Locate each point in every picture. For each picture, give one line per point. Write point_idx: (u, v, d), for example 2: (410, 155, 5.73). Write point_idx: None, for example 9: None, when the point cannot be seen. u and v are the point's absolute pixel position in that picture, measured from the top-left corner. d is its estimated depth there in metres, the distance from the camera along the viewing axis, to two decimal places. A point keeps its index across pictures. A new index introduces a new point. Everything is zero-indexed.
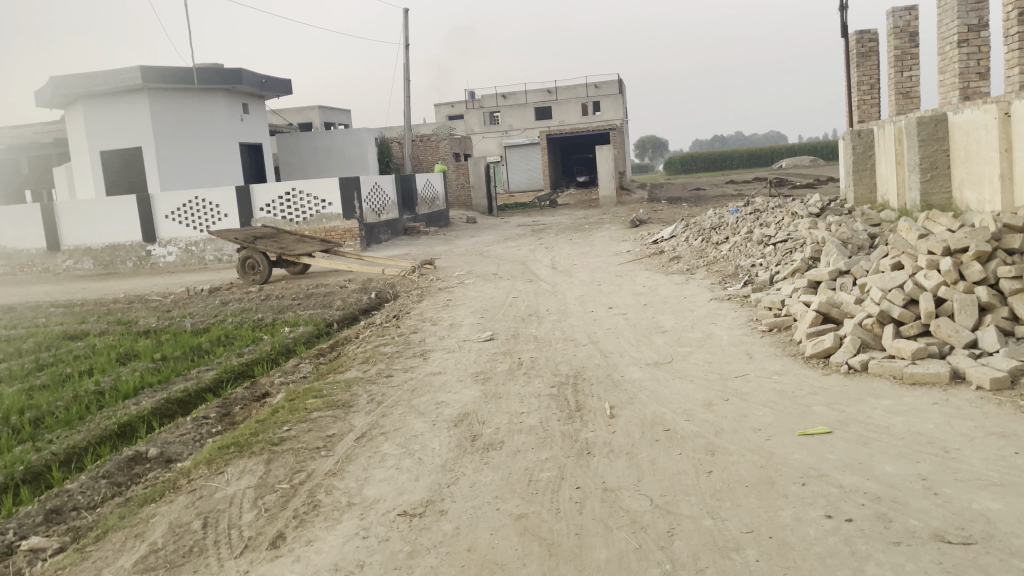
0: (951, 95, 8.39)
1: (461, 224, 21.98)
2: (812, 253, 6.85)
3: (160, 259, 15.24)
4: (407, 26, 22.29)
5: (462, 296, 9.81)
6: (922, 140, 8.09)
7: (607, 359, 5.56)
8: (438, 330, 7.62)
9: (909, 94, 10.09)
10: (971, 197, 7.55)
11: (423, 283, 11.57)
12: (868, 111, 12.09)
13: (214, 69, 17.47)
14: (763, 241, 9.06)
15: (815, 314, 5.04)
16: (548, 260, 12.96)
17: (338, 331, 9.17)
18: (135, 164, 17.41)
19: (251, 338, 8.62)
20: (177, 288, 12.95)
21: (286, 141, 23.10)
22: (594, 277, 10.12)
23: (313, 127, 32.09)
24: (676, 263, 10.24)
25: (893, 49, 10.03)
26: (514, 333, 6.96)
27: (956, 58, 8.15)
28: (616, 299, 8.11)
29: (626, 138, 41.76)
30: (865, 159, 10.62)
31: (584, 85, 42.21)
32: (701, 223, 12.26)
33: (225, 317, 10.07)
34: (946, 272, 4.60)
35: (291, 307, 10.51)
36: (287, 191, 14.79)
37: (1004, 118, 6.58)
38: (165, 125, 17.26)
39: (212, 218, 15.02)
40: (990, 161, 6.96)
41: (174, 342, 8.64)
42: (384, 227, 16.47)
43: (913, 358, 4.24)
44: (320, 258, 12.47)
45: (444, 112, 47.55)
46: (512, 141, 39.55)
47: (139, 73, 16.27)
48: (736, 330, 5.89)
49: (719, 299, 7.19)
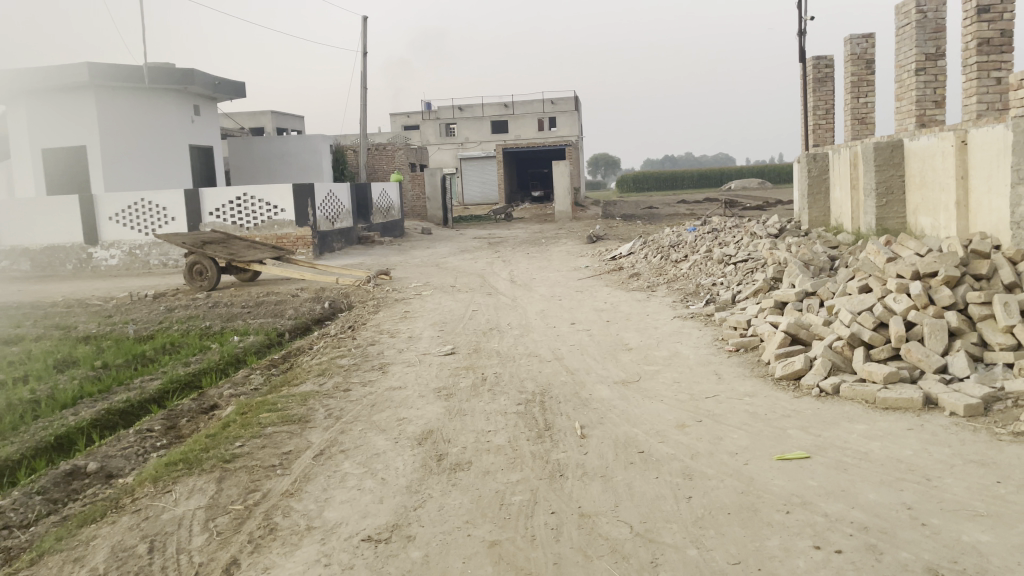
0: (907, 123, 8.53)
1: (416, 235, 21.76)
2: (774, 273, 6.86)
3: (102, 262, 14.65)
4: (365, 34, 22.04)
5: (420, 308, 9.60)
6: (878, 165, 8.21)
7: (573, 376, 5.43)
8: (397, 343, 7.39)
9: (864, 120, 10.25)
10: (926, 222, 7.64)
11: (379, 293, 11.35)
12: (823, 136, 12.29)
13: (165, 68, 16.98)
14: (723, 260, 9.07)
15: (784, 335, 5.00)
16: (506, 273, 12.86)
17: (289, 340, 8.87)
18: (79, 163, 16.80)
19: (198, 347, 8.26)
20: (120, 292, 12.44)
21: (237, 145, 22.60)
22: (555, 292, 10.04)
23: (265, 132, 31.50)
24: (635, 280, 10.22)
25: (850, 75, 10.18)
26: (475, 347, 6.81)
27: (913, 86, 8.29)
28: (578, 315, 8.00)
29: (580, 154, 42.07)
30: (820, 183, 10.77)
31: (541, 100, 42.37)
32: (659, 241, 12.30)
33: (170, 324, 9.68)
34: (916, 296, 4.60)
35: (241, 315, 10.17)
36: (239, 195, 14.42)
37: (962, 146, 6.65)
38: (112, 125, 16.70)
39: (158, 221, 14.55)
40: (946, 188, 7.05)
41: (116, 349, 8.24)
42: (337, 235, 16.15)
43: (885, 382, 4.21)
44: (272, 266, 12.15)
45: (400, 122, 47.29)
46: (468, 154, 39.48)
47: (86, 69, 15.71)
48: (701, 349, 5.83)
49: (682, 317, 7.14)
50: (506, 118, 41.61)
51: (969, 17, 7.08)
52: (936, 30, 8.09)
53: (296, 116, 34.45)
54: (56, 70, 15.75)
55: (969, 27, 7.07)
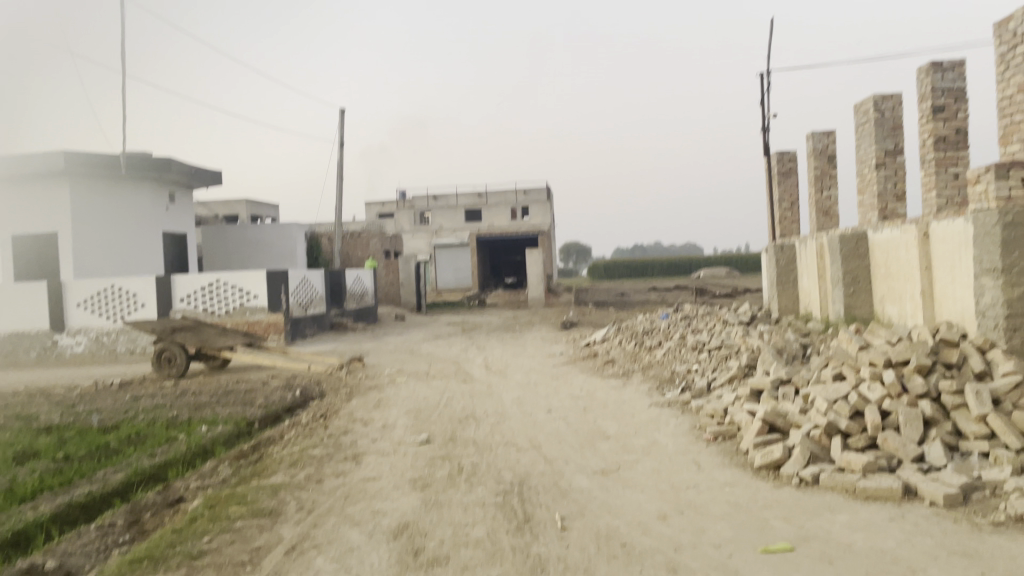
0: (871, 215, 8.83)
1: (390, 321, 21.72)
2: (748, 360, 6.92)
3: (67, 349, 14.36)
4: (342, 125, 22.53)
5: (394, 396, 9.48)
6: (845, 255, 8.44)
7: (552, 466, 5.36)
8: (370, 431, 7.27)
9: (828, 212, 10.59)
10: (893, 311, 7.80)
11: (352, 381, 11.22)
12: (789, 227, 12.64)
13: (142, 156, 17.15)
14: (697, 347, 9.14)
15: (762, 423, 5.01)
16: (480, 359, 12.82)
17: (259, 430, 8.68)
18: (50, 250, 16.68)
19: (164, 437, 8.03)
20: (85, 381, 12.16)
21: (211, 232, 22.65)
22: (530, 379, 10.01)
23: (239, 219, 31.67)
24: (610, 367, 10.24)
25: (813, 169, 10.56)
26: (451, 435, 6.72)
27: (875, 179, 8.61)
28: (554, 403, 7.95)
29: (553, 242, 42.73)
30: (788, 272, 11.00)
31: (514, 190, 43.24)
32: (633, 327, 12.39)
33: (136, 413, 9.45)
34: (890, 384, 4.66)
35: (210, 403, 9.96)
36: (211, 282, 14.36)
37: (924, 238, 6.87)
38: (85, 212, 16.68)
39: (128, 308, 14.39)
40: (910, 278, 7.24)
41: (79, 440, 8.00)
42: (310, 321, 16.06)
43: (864, 472, 4.20)
44: (243, 352, 12.01)
45: (374, 210, 47.90)
46: (441, 241, 39.90)
47: (62, 157, 15.81)
48: (680, 437, 5.80)
49: (658, 405, 7.13)
50: (479, 207, 42.30)
51: (925, 116, 7.44)
52: (894, 128, 8.47)
53: (271, 204, 34.75)
54: (32, 158, 15.83)
55: (925, 125, 7.42)
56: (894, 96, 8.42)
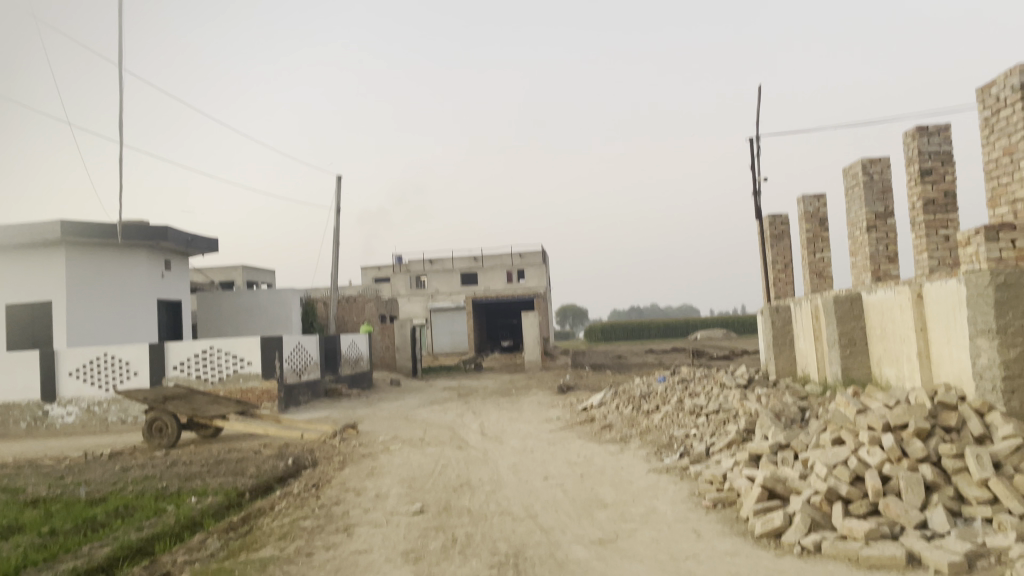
0: (864, 276, 8.85)
1: (385, 386, 21.54)
2: (746, 424, 6.84)
3: (57, 419, 14.16)
4: (338, 193, 22.77)
5: (388, 464, 9.32)
6: (840, 317, 8.43)
7: (548, 536, 5.22)
8: (363, 502, 7.10)
9: (822, 274, 10.62)
10: (890, 372, 7.76)
11: (346, 449, 11.05)
12: (784, 288, 12.67)
13: (138, 225, 17.25)
14: (694, 411, 9.04)
15: (761, 489, 4.91)
16: (476, 425, 12.66)
17: (250, 501, 8.49)
18: (43, 318, 16.61)
19: (153, 509, 7.85)
20: (74, 452, 11.96)
21: (206, 299, 22.63)
22: (526, 445, 9.87)
23: (235, 285, 31.72)
24: (607, 432, 10.10)
25: (805, 231, 10.64)
26: (446, 505, 6.58)
27: (867, 242, 8.67)
28: (550, 470, 7.81)
29: (549, 305, 42.80)
30: (784, 333, 10.97)
31: (510, 254, 43.48)
32: (630, 391, 12.29)
33: (125, 485, 9.26)
34: (889, 448, 4.60)
35: (201, 474, 9.77)
36: (204, 349, 14.28)
37: (918, 299, 6.88)
38: (79, 280, 16.71)
39: (119, 376, 14.27)
40: (906, 340, 7.22)
41: (65, 513, 7.81)
42: (304, 388, 15.91)
43: (866, 539, 4.10)
44: (235, 421, 11.86)
45: (370, 274, 48.07)
46: (437, 305, 39.92)
47: (58, 226, 15.89)
48: (679, 504, 5.68)
49: (656, 471, 7.01)
50: (475, 270, 42.49)
51: (913, 179, 7.53)
52: (883, 191, 8.56)
53: (268, 269, 34.87)
54: (28, 227, 15.91)
55: (914, 188, 7.50)
56: (882, 160, 8.54)
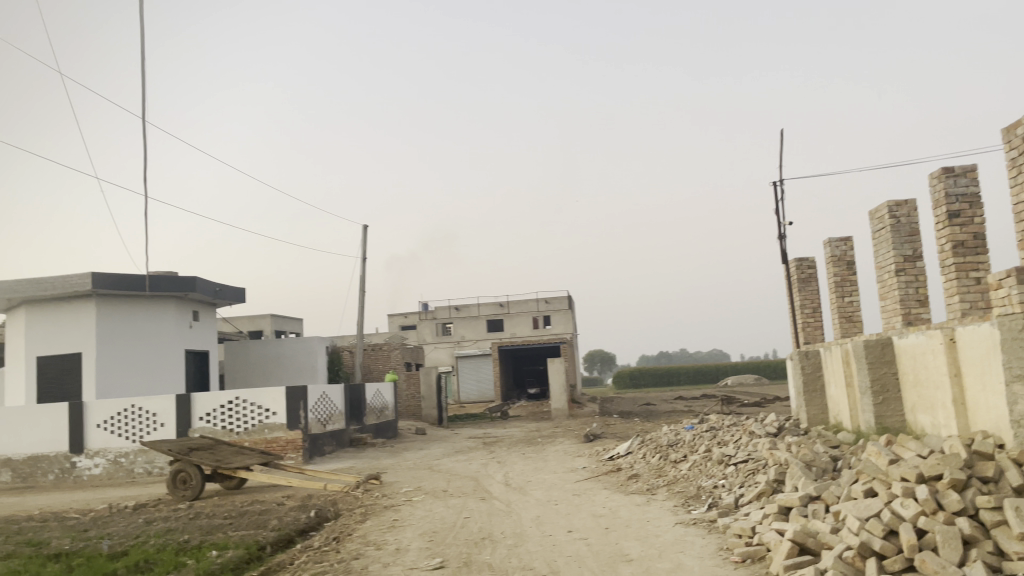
0: (894, 320, 8.65)
1: (410, 435, 21.41)
2: (776, 475, 6.63)
3: (85, 471, 14.20)
4: (364, 242, 22.98)
5: (410, 517, 9.16)
6: (870, 363, 8.23)
7: None
8: (383, 556, 6.96)
9: (851, 318, 10.42)
10: (925, 420, 7.52)
11: (368, 500, 10.94)
12: (813, 333, 12.45)
13: (167, 276, 17.46)
14: (723, 460, 8.82)
15: (791, 543, 4.72)
16: (500, 475, 12.48)
17: (271, 554, 8.36)
18: (73, 370, 16.80)
19: (173, 564, 7.76)
20: (98, 504, 11.95)
21: (234, 349, 22.79)
22: (551, 496, 9.68)
23: (263, 335, 32.00)
24: (634, 482, 9.88)
25: (832, 275, 10.48)
26: (466, 560, 6.42)
27: (896, 285, 8.50)
28: (575, 522, 7.61)
29: (576, 351, 42.53)
30: (815, 380, 10.73)
31: (536, 300, 43.43)
32: (657, 439, 12.05)
33: (147, 538, 9.20)
34: (924, 500, 4.41)
35: (222, 527, 9.69)
36: (230, 400, 14.28)
37: (951, 344, 6.70)
38: (109, 332, 16.93)
39: (146, 428, 14.31)
40: (940, 386, 7.01)
41: (85, 568, 7.76)
42: (329, 438, 15.83)
43: None
44: (259, 472, 11.79)
45: (397, 322, 48.32)
46: (463, 352, 39.88)
47: (89, 279, 16.16)
48: (706, 560, 5.48)
49: (684, 524, 6.80)
50: (501, 317, 42.47)
51: (941, 222, 7.40)
52: (910, 234, 8.41)
53: (296, 319, 35.18)
54: (60, 280, 16.20)
55: (943, 230, 7.36)
56: (908, 202, 8.40)
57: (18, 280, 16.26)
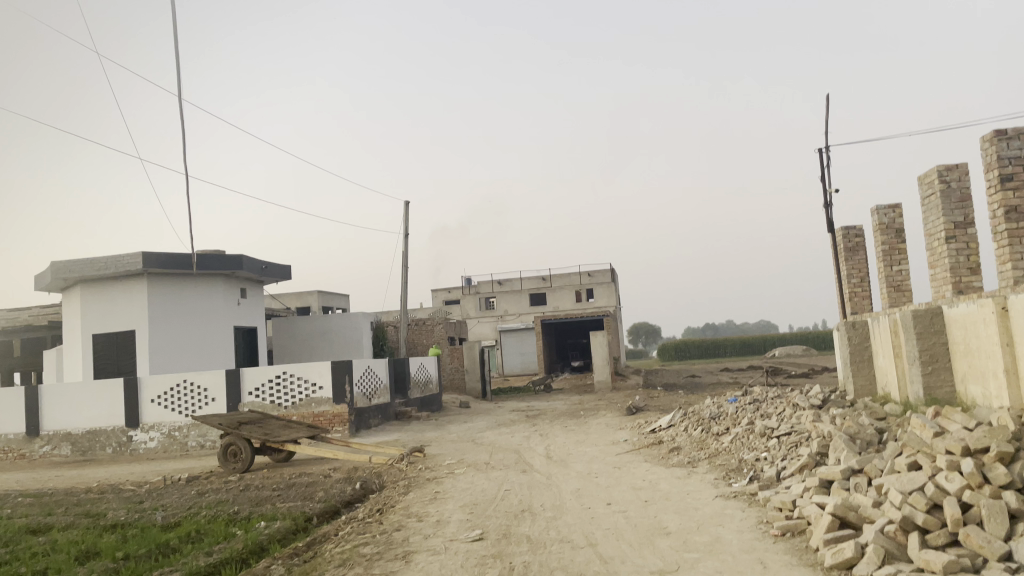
0: (944, 289, 8.41)
1: (454, 409, 21.61)
2: (819, 448, 6.53)
3: (140, 444, 14.66)
4: (406, 218, 23.12)
5: (451, 489, 9.26)
6: (919, 333, 8.03)
7: (608, 566, 5.08)
8: (425, 528, 7.05)
9: (900, 288, 10.17)
10: (975, 391, 7.32)
11: (412, 472, 11.10)
12: (860, 303, 12.16)
13: (215, 255, 17.81)
14: (766, 433, 8.70)
15: (832, 518, 4.65)
16: (542, 448, 12.53)
17: (317, 525, 8.54)
18: (127, 347, 17.31)
19: (223, 535, 7.98)
20: (153, 477, 12.34)
21: (281, 325, 23.21)
22: (592, 468, 9.70)
23: (310, 311, 32.60)
24: (676, 455, 9.85)
25: (880, 244, 10.21)
26: (505, 532, 6.47)
27: (945, 253, 8.25)
28: (615, 495, 7.61)
29: (619, 324, 42.39)
30: (862, 351, 10.51)
31: (578, 273, 43.30)
32: (700, 412, 11.97)
33: (198, 510, 9.45)
34: (969, 474, 4.30)
35: (271, 499, 9.92)
36: (278, 374, 14.58)
37: (1003, 312, 6.50)
38: (161, 310, 17.38)
39: (198, 402, 14.70)
40: (991, 356, 6.81)
41: (140, 538, 8.02)
42: (374, 412, 16.07)
43: (945, 572, 3.80)
44: (307, 446, 12.03)
45: (441, 297, 48.76)
46: (507, 326, 40.02)
47: (140, 258, 16.56)
48: (745, 533, 5.44)
49: (723, 497, 6.75)
50: (544, 291, 42.49)
51: (992, 187, 7.15)
52: (962, 200, 8.14)
53: (341, 295, 35.70)
54: (112, 260, 16.65)
55: (995, 195, 7.12)
56: (959, 167, 8.14)
57: (72, 261, 16.75)
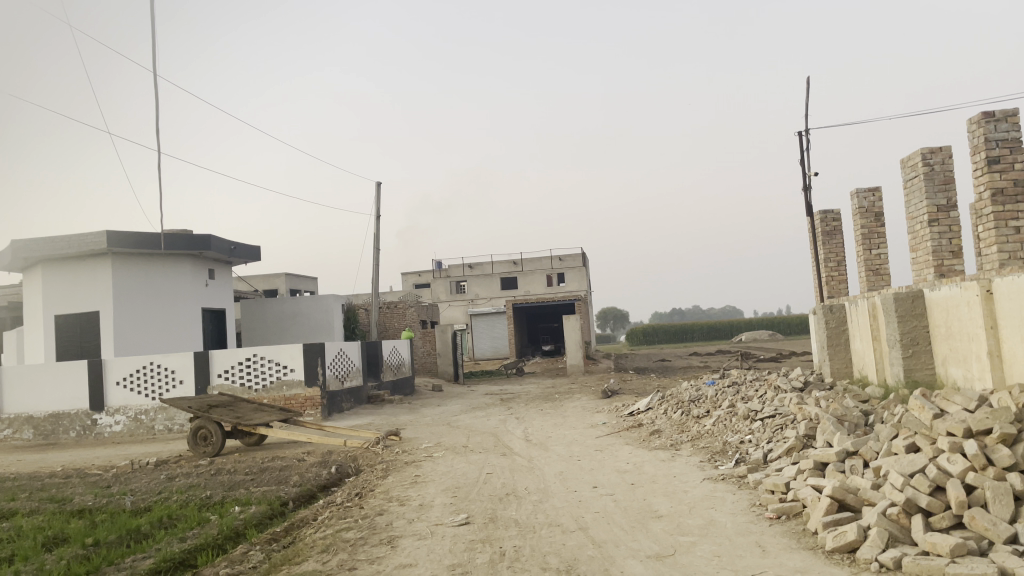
0: (926, 272, 8.40)
1: (427, 392, 21.43)
2: (807, 430, 6.49)
3: (106, 428, 14.27)
4: (378, 198, 22.79)
5: (431, 472, 9.12)
6: (900, 316, 8.01)
7: (602, 550, 4.97)
8: (408, 512, 6.89)
9: (879, 271, 10.15)
10: (957, 373, 7.34)
11: (388, 455, 10.93)
12: (836, 287, 12.19)
13: (182, 235, 17.34)
14: (749, 416, 8.66)
15: (831, 500, 4.59)
16: (519, 431, 12.42)
17: (293, 510, 8.33)
18: (91, 328, 16.85)
19: (197, 519, 7.75)
20: (121, 461, 12.00)
21: (250, 307, 22.79)
22: (572, 451, 9.59)
23: (278, 294, 32.14)
24: (657, 438, 9.77)
25: (860, 228, 10.20)
26: (492, 516, 6.34)
27: (928, 236, 8.23)
28: (600, 478, 7.51)
29: (590, 309, 42.53)
30: (839, 333, 10.53)
31: (549, 257, 43.28)
32: (678, 395, 11.93)
33: (170, 495, 9.17)
34: (973, 456, 4.27)
35: (244, 483, 9.66)
36: (248, 357, 14.26)
37: (987, 296, 6.49)
38: (126, 291, 16.91)
39: (166, 385, 14.33)
40: (974, 339, 6.81)
41: (110, 524, 7.76)
42: (347, 394, 15.83)
43: (953, 555, 3.76)
44: (279, 429, 11.78)
45: (411, 280, 48.55)
46: (478, 310, 39.89)
47: (104, 237, 16.09)
48: (739, 516, 5.36)
49: (712, 479, 6.69)
50: (515, 275, 42.43)
51: (979, 168, 7.12)
52: (945, 182, 8.11)
53: (310, 277, 35.28)
54: (75, 238, 16.16)
55: (981, 177, 7.09)
56: (943, 150, 8.07)
57: (33, 240, 16.23)
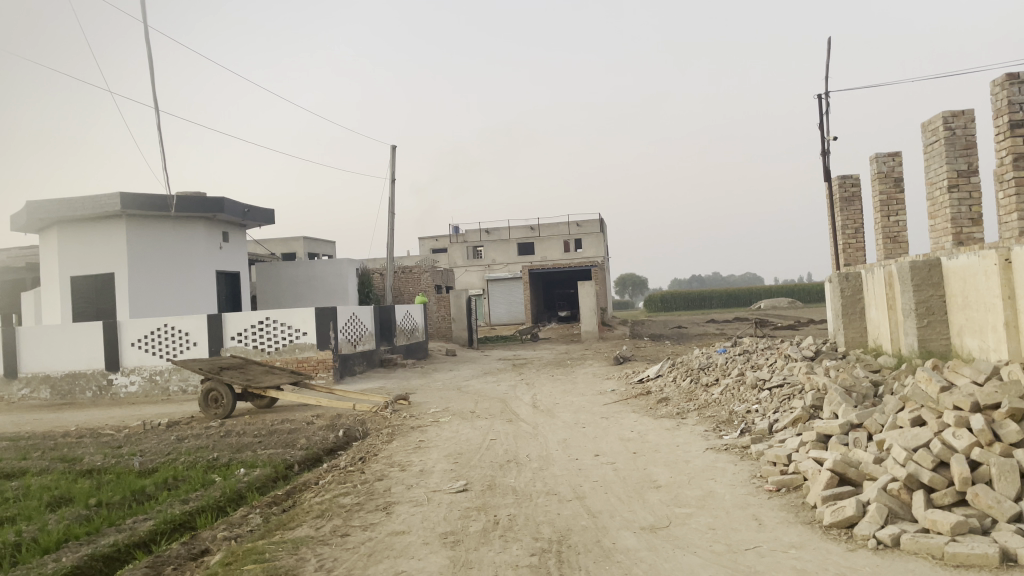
0: (944, 240, 8.13)
1: (439, 356, 21.46)
2: (813, 400, 6.35)
3: (121, 388, 14.40)
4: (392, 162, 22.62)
5: (436, 437, 9.09)
6: (916, 285, 7.79)
7: (596, 520, 4.89)
8: (407, 477, 6.85)
9: (896, 239, 9.88)
10: (972, 344, 7.14)
11: (395, 420, 10.93)
12: (853, 254, 11.92)
13: (195, 197, 17.25)
14: (757, 385, 8.51)
15: (831, 474, 4.46)
16: (528, 397, 12.35)
17: (298, 472, 8.34)
18: (106, 289, 16.94)
19: (201, 481, 7.78)
20: (133, 421, 12.08)
21: (265, 271, 22.82)
22: (578, 419, 9.50)
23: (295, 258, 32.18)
24: (664, 406, 9.65)
25: (878, 194, 9.91)
26: (490, 483, 6.27)
27: (947, 203, 7.96)
28: (603, 446, 7.43)
29: (607, 274, 42.34)
30: (854, 302, 10.29)
31: (566, 223, 42.98)
32: (688, 362, 11.79)
33: (177, 456, 9.22)
34: (979, 431, 4.12)
35: (251, 445, 9.68)
36: (261, 320, 14.27)
37: (1005, 265, 6.26)
38: (141, 253, 16.96)
39: (179, 346, 14.40)
40: (991, 309, 6.59)
41: (115, 484, 7.80)
42: (359, 358, 15.83)
43: (953, 533, 3.64)
44: (289, 392, 11.81)
45: (428, 244, 48.46)
46: (494, 275, 39.76)
47: (116, 199, 16.07)
48: (739, 488, 5.25)
49: (715, 449, 6.57)
50: (532, 240, 42.19)
51: (1002, 132, 6.84)
52: (966, 147, 7.83)
53: (327, 242, 35.30)
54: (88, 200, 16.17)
55: (1004, 141, 6.81)
56: (965, 113, 7.82)
57: (47, 201, 16.26)
